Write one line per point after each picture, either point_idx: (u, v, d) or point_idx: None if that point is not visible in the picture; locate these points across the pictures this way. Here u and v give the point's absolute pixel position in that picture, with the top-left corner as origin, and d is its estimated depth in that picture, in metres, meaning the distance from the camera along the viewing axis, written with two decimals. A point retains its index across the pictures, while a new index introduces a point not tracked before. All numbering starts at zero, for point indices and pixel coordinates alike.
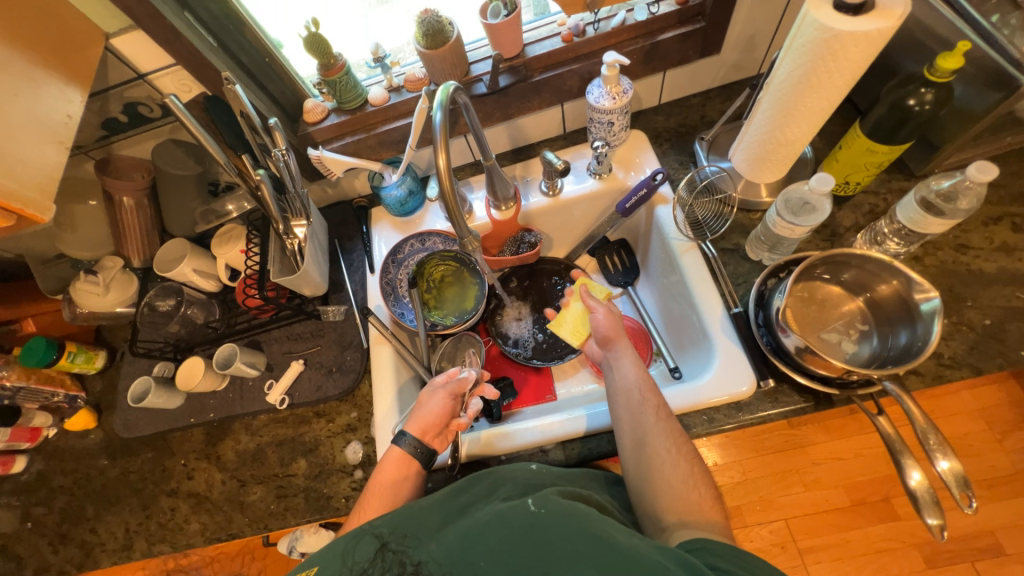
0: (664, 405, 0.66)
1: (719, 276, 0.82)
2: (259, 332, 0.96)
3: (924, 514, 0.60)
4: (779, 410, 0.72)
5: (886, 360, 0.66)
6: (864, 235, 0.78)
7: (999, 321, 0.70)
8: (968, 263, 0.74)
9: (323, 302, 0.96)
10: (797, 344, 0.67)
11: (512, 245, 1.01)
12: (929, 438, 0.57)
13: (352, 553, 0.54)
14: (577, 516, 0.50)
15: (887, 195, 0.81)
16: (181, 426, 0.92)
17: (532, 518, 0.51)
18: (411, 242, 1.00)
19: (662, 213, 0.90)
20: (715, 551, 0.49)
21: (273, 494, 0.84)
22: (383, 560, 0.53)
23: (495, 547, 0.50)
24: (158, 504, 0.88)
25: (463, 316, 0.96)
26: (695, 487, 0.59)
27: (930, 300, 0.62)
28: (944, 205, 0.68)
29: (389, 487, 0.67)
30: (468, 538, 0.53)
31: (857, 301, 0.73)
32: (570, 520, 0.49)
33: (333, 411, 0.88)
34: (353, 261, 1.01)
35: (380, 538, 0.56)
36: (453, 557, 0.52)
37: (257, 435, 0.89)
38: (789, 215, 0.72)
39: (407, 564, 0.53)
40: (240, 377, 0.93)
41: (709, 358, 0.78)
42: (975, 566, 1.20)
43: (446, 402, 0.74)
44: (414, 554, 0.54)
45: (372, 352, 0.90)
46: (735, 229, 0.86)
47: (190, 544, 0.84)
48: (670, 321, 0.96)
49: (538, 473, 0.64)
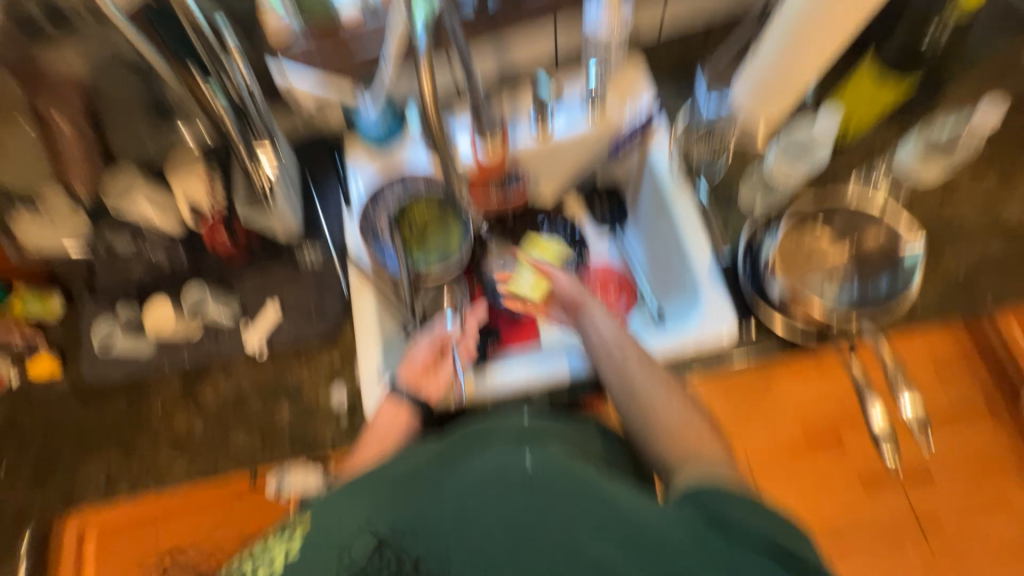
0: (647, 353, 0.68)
1: (710, 222, 0.81)
2: (232, 275, 0.91)
3: (880, 439, 0.69)
4: (759, 353, 0.73)
5: (864, 305, 0.71)
6: (859, 172, 0.81)
7: (963, 275, 0.74)
8: (944, 214, 0.77)
9: (298, 245, 0.92)
10: (784, 293, 0.72)
11: (499, 182, 0.92)
12: (898, 379, 0.68)
13: (349, 550, 0.49)
14: (577, 479, 0.50)
15: (880, 143, 0.80)
16: (155, 372, 0.88)
17: (533, 481, 0.50)
18: (393, 183, 0.94)
19: (658, 157, 0.88)
20: (726, 494, 0.49)
21: (257, 436, 0.83)
22: (380, 560, 0.49)
23: (495, 511, 0.48)
24: (138, 447, 0.87)
25: (447, 257, 0.94)
26: (689, 418, 0.61)
27: (918, 250, 0.72)
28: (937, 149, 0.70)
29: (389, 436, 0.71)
30: (465, 503, 0.50)
31: (840, 253, 0.75)
32: (574, 485, 0.50)
33: (315, 357, 0.86)
34: (328, 200, 0.95)
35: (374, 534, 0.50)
36: (450, 523, 0.49)
37: (237, 381, 0.87)
38: (787, 155, 0.79)
39: (406, 561, 0.49)
40: (214, 322, 0.89)
41: (693, 303, 0.78)
42: None
43: (429, 351, 0.77)
44: (411, 552, 0.49)
45: (354, 300, 0.88)
46: (728, 173, 0.84)
47: (176, 486, 0.84)
48: (656, 267, 0.96)
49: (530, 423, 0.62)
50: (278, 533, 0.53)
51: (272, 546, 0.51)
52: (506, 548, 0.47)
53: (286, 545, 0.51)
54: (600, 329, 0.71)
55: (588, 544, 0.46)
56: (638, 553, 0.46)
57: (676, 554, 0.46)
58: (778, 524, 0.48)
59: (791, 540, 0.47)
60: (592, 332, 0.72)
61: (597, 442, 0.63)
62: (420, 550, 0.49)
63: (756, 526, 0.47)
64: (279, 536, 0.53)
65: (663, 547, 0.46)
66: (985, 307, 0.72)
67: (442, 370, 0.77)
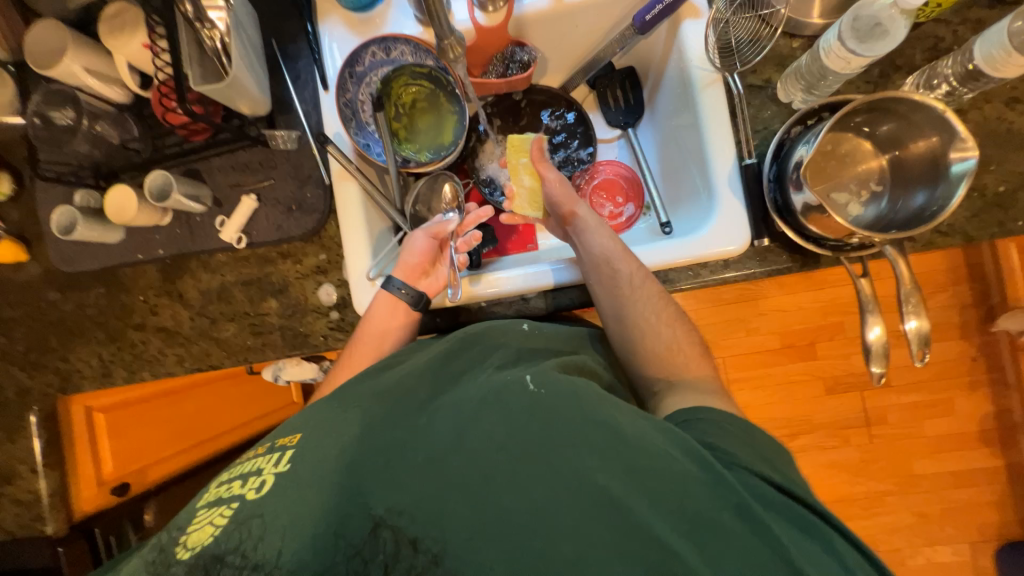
0: (643, 268, 0.68)
1: (739, 118, 0.72)
2: (196, 159, 0.80)
3: (871, 363, 0.66)
4: (764, 268, 0.71)
5: (890, 224, 0.63)
6: (916, 77, 0.66)
7: (1013, 189, 0.66)
8: (1011, 120, 0.66)
9: (268, 125, 0.80)
10: (808, 202, 0.61)
11: (499, 63, 0.82)
12: (908, 300, 0.61)
13: (344, 532, 0.44)
14: (579, 399, 0.47)
15: (959, 28, 0.67)
16: (130, 261, 0.83)
17: (532, 398, 0.48)
18: (372, 51, 0.79)
19: (689, 30, 0.73)
20: (712, 423, 0.51)
21: (247, 331, 0.82)
22: (376, 541, 0.43)
23: (492, 428, 0.46)
24: (127, 337, 0.85)
25: (439, 153, 0.83)
26: (672, 326, 0.66)
27: (966, 161, 0.56)
28: None
29: (385, 333, 0.70)
30: (457, 426, 0.48)
31: (881, 160, 0.66)
32: (570, 404, 0.47)
33: (299, 252, 0.81)
34: (299, 73, 0.81)
35: (369, 512, 0.45)
36: (444, 450, 0.46)
37: (219, 274, 0.83)
38: (853, 40, 0.59)
39: (404, 542, 0.43)
40: (184, 211, 0.82)
41: (705, 212, 0.72)
42: (863, 395, 1.43)
43: (428, 244, 0.74)
44: (408, 530, 0.43)
45: (335, 190, 0.78)
46: (770, 59, 0.72)
47: (172, 373, 0.85)
48: (668, 171, 0.87)
49: (529, 336, 0.64)
50: (266, 451, 0.51)
51: (259, 470, 0.49)
52: (506, 484, 0.43)
53: (271, 473, 0.48)
54: (594, 238, 0.70)
55: (592, 471, 0.42)
56: (643, 483, 0.42)
57: (682, 482, 0.42)
58: (766, 454, 0.48)
59: (787, 474, 0.47)
60: (585, 243, 0.71)
61: (587, 352, 0.66)
62: (414, 481, 0.45)
63: (747, 457, 0.47)
64: (267, 453, 0.51)
65: (670, 476, 0.42)
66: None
67: (440, 263, 0.76)
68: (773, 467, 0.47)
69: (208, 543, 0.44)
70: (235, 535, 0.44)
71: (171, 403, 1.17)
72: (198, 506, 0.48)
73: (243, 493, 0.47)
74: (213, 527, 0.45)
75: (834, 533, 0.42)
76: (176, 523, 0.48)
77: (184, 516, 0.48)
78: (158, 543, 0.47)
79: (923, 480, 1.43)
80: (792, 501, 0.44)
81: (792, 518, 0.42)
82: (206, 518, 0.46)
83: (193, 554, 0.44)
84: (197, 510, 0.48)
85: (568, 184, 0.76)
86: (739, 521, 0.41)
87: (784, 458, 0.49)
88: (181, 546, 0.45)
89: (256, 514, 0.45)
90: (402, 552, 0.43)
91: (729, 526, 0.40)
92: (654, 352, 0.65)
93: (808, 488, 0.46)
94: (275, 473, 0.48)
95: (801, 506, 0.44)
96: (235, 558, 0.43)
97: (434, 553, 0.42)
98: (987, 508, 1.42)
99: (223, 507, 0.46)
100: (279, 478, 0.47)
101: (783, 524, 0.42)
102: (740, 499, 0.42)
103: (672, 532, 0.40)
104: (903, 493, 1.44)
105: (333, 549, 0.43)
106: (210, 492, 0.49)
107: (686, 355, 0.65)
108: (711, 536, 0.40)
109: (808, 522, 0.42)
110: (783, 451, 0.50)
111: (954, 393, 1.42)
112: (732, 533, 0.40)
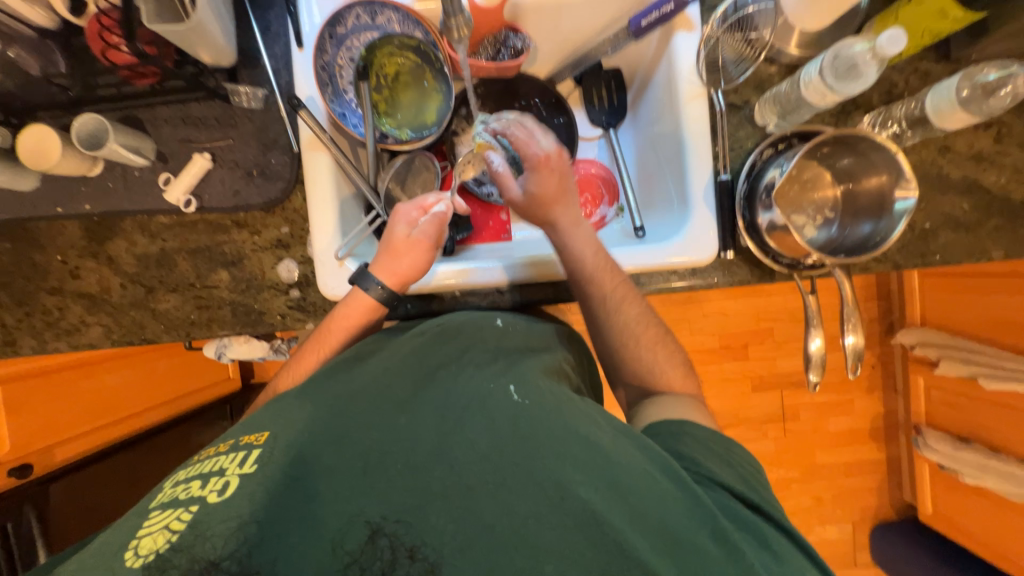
0: (626, 284, 0.69)
1: (719, 134, 0.76)
2: (139, 106, 0.72)
3: (810, 371, 0.74)
4: (726, 279, 0.76)
5: (839, 248, 0.71)
6: (873, 116, 0.74)
7: (935, 227, 0.75)
8: (941, 166, 0.75)
9: (229, 79, 0.73)
10: (775, 220, 0.66)
11: (491, 47, 0.80)
12: (849, 319, 0.69)
13: (342, 541, 0.42)
14: (560, 412, 0.49)
15: (910, 77, 0.74)
16: (45, 215, 0.72)
17: (517, 409, 0.49)
18: (356, 12, 0.73)
19: (681, 42, 0.75)
20: (696, 439, 0.56)
21: (191, 304, 0.74)
22: (374, 549, 0.41)
23: (476, 437, 0.47)
24: (40, 302, 0.74)
25: (420, 132, 0.79)
26: (642, 332, 0.69)
27: (906, 200, 0.63)
28: (982, 99, 0.63)
29: (354, 321, 0.67)
30: (437, 430, 0.47)
31: (837, 190, 0.74)
32: (554, 417, 0.48)
33: (257, 223, 0.74)
34: (270, 24, 0.74)
35: (365, 519, 0.42)
36: (429, 458, 0.45)
37: (159, 238, 0.74)
38: (831, 76, 0.64)
39: (400, 550, 0.41)
40: (120, 164, 0.72)
41: (680, 221, 0.75)
42: (783, 395, 1.59)
43: (428, 255, 0.68)
44: (407, 537, 0.42)
45: (304, 159, 0.72)
46: (751, 82, 0.76)
47: (95, 346, 0.75)
48: (645, 174, 0.90)
49: (505, 332, 0.64)
50: (228, 449, 0.48)
51: (220, 470, 0.46)
52: (493, 496, 0.43)
53: (235, 473, 0.45)
54: (572, 256, 0.69)
55: (576, 485, 0.44)
56: (627, 498, 0.44)
57: (662, 499, 0.45)
58: (739, 475, 0.53)
59: (759, 495, 0.52)
60: (566, 258, 0.69)
61: (560, 351, 0.66)
62: (403, 488, 0.44)
63: (727, 477, 0.52)
64: (229, 451, 0.48)
65: (651, 493, 0.45)
66: (939, 260, 0.75)
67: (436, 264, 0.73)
68: (747, 488, 0.52)
69: (166, 550, 0.40)
70: (222, 537, 0.41)
71: (85, 376, 1.05)
72: (149, 508, 0.45)
73: (204, 496, 0.44)
74: (168, 532, 0.42)
75: (790, 549, 0.47)
76: (124, 527, 0.44)
77: (132, 522, 0.44)
78: (98, 548, 0.43)
79: (821, 469, 1.63)
80: (760, 522, 0.48)
81: (761, 540, 0.46)
82: (159, 523, 0.43)
83: (178, 552, 0.40)
84: (149, 512, 0.44)
85: (554, 168, 0.68)
86: (715, 542, 0.44)
87: (760, 480, 0.54)
88: (131, 553, 0.41)
89: (240, 517, 0.42)
90: (399, 560, 0.41)
91: (705, 546, 0.43)
92: (630, 350, 0.69)
93: (776, 507, 0.52)
94: (239, 474, 0.45)
95: (766, 522, 0.49)
96: (230, 564, 0.41)
97: (431, 561, 0.41)
98: (866, 493, 1.65)
99: (180, 510, 0.43)
100: (244, 479, 0.45)
101: (751, 544, 0.46)
102: (716, 523, 0.45)
103: (653, 549, 0.42)
104: (804, 480, 1.63)
105: (332, 557, 0.41)
106: (164, 492, 0.46)
107: (651, 354, 0.68)
108: (686, 553, 0.43)
109: (770, 541, 0.46)
110: (755, 471, 0.55)
111: (856, 394, 1.62)
112: (708, 552, 0.43)
